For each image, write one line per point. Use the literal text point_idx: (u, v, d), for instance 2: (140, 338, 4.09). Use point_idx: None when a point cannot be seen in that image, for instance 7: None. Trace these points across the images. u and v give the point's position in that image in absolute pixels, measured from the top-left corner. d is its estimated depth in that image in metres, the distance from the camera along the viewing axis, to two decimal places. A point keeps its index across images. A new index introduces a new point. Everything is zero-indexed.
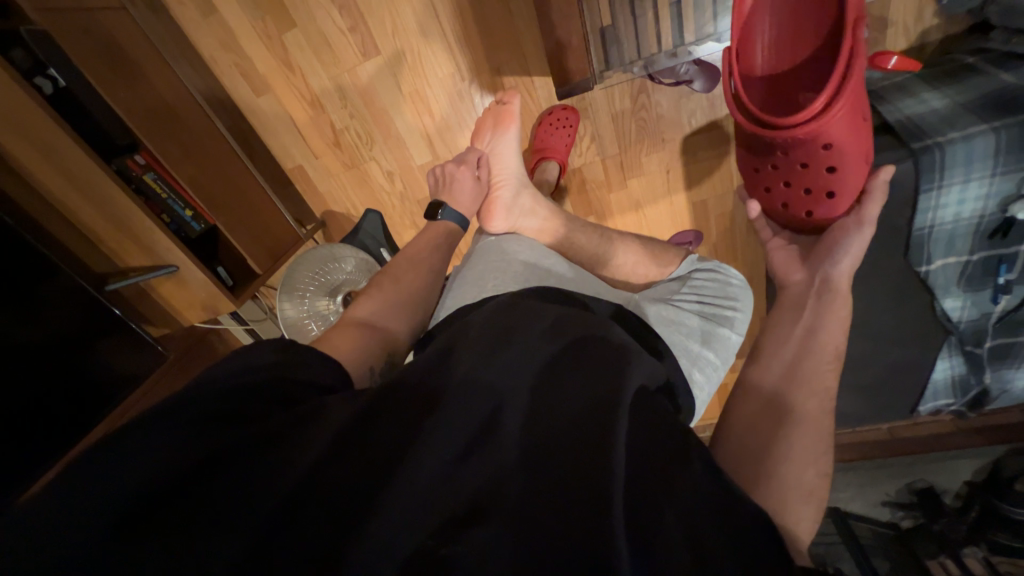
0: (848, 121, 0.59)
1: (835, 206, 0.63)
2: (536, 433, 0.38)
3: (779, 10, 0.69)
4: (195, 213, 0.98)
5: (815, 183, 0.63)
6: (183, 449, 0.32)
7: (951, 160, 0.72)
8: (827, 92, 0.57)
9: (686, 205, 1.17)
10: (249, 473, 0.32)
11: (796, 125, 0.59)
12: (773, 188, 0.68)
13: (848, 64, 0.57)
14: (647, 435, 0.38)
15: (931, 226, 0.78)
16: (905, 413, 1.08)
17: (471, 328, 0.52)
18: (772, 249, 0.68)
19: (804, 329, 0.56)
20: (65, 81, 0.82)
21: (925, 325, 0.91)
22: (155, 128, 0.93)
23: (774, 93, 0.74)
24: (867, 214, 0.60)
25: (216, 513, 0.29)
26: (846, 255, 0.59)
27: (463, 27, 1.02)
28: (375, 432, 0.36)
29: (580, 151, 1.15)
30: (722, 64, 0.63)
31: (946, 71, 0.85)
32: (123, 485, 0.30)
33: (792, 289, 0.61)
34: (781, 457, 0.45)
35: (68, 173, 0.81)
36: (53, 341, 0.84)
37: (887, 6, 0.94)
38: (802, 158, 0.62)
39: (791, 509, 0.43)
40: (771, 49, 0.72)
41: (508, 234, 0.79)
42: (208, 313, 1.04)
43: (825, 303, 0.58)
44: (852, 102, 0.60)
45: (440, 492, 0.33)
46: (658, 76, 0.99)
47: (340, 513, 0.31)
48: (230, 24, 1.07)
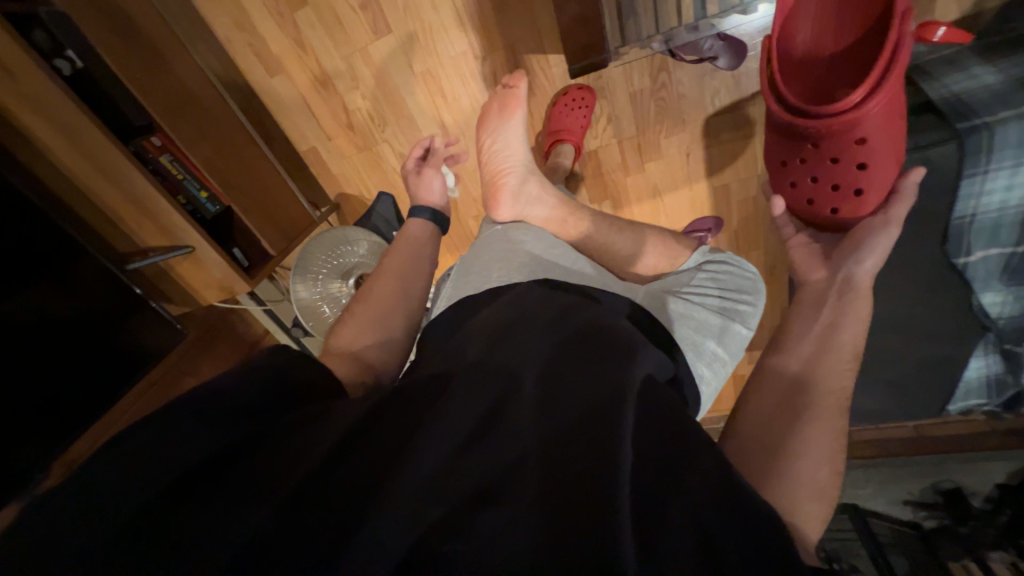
0: (884, 119, 0.57)
1: (862, 204, 0.59)
2: (547, 429, 0.36)
3: None
4: (210, 195, 1.00)
5: (844, 180, 0.59)
6: (195, 444, 0.31)
7: (1002, 142, 0.67)
8: (867, 84, 0.54)
9: (707, 190, 1.12)
10: (262, 470, 0.31)
11: (828, 117, 0.56)
12: (799, 183, 0.63)
13: (891, 56, 0.54)
14: (653, 428, 0.37)
15: (973, 215, 0.73)
16: (933, 412, 1.03)
17: (471, 330, 0.51)
18: (791, 246, 0.63)
19: (824, 324, 0.52)
20: (83, 63, 0.84)
21: (961, 320, 0.85)
22: (171, 110, 0.94)
23: (816, 80, 0.68)
24: (895, 214, 0.56)
25: (230, 499, 0.29)
26: (871, 255, 0.55)
27: (476, 2, 0.99)
28: (384, 430, 0.36)
29: (596, 133, 1.10)
30: (761, 46, 0.59)
31: (1000, 42, 0.77)
32: (137, 470, 0.29)
33: (810, 286, 0.57)
34: (790, 454, 0.43)
35: (86, 153, 0.83)
36: (80, 317, 0.88)
37: None
38: (833, 152, 0.59)
39: (798, 508, 0.41)
40: (811, 34, 0.67)
41: (517, 224, 0.74)
42: (226, 293, 1.07)
43: (847, 302, 0.54)
44: (891, 96, 0.56)
45: (445, 484, 0.32)
46: (679, 51, 0.94)
47: (347, 502, 0.30)
48: (244, 3, 1.06)
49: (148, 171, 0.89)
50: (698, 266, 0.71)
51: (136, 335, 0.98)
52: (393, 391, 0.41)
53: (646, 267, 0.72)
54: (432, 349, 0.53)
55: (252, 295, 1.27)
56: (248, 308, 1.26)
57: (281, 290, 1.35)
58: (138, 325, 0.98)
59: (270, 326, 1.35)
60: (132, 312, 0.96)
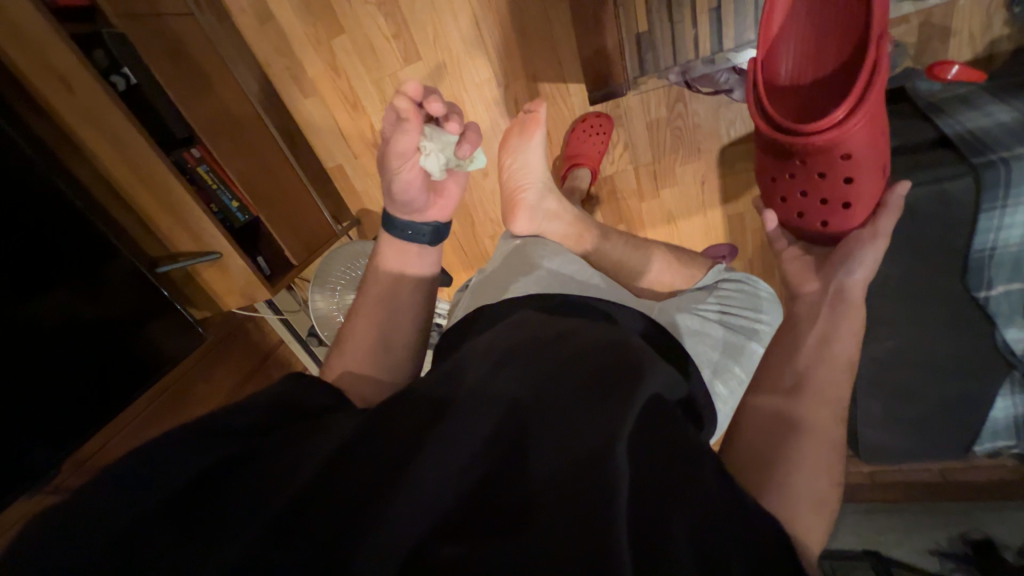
0: (867, 134, 0.59)
1: (850, 217, 0.61)
2: (546, 452, 0.34)
3: (808, 17, 0.66)
4: (241, 205, 1.05)
5: (832, 194, 0.61)
6: (194, 457, 0.33)
7: (1019, 176, 0.67)
8: (847, 102, 0.57)
9: (721, 218, 1.13)
10: (257, 484, 0.32)
11: (813, 135, 0.58)
12: (789, 198, 0.66)
13: (870, 75, 0.57)
14: (654, 443, 0.36)
15: (993, 249, 0.72)
16: (959, 453, 0.99)
17: (478, 342, 0.49)
18: (784, 258, 0.62)
19: (817, 337, 0.52)
20: (136, 79, 0.90)
21: (984, 356, 0.84)
22: (211, 124, 1.00)
23: (805, 99, 0.68)
24: (883, 226, 0.57)
25: (213, 519, 0.30)
26: (860, 266, 0.55)
27: (502, 33, 1.04)
28: (378, 441, 0.35)
29: (613, 159, 1.13)
30: (746, 70, 0.62)
31: (1015, 83, 0.79)
32: (125, 489, 0.30)
33: (804, 299, 0.56)
34: (792, 465, 0.42)
35: (131, 161, 0.88)
36: (108, 319, 0.91)
37: (951, 16, 0.89)
38: (821, 167, 0.61)
39: (798, 517, 0.40)
40: (800, 55, 0.68)
41: (535, 238, 0.75)
42: (245, 300, 1.09)
43: (839, 314, 0.53)
44: (873, 113, 0.59)
45: (442, 492, 0.32)
46: (695, 83, 0.98)
47: (341, 512, 0.30)
48: (285, 29, 1.13)
49: (185, 180, 0.94)
50: (713, 284, 0.72)
51: (157, 341, 0.99)
52: (392, 399, 0.40)
53: (659, 285, 0.73)
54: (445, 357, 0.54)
55: (270, 304, 1.31)
56: (265, 316, 1.29)
57: (298, 300, 1.38)
58: (159, 329, 0.99)
59: (284, 336, 1.37)
60: (155, 315, 0.98)
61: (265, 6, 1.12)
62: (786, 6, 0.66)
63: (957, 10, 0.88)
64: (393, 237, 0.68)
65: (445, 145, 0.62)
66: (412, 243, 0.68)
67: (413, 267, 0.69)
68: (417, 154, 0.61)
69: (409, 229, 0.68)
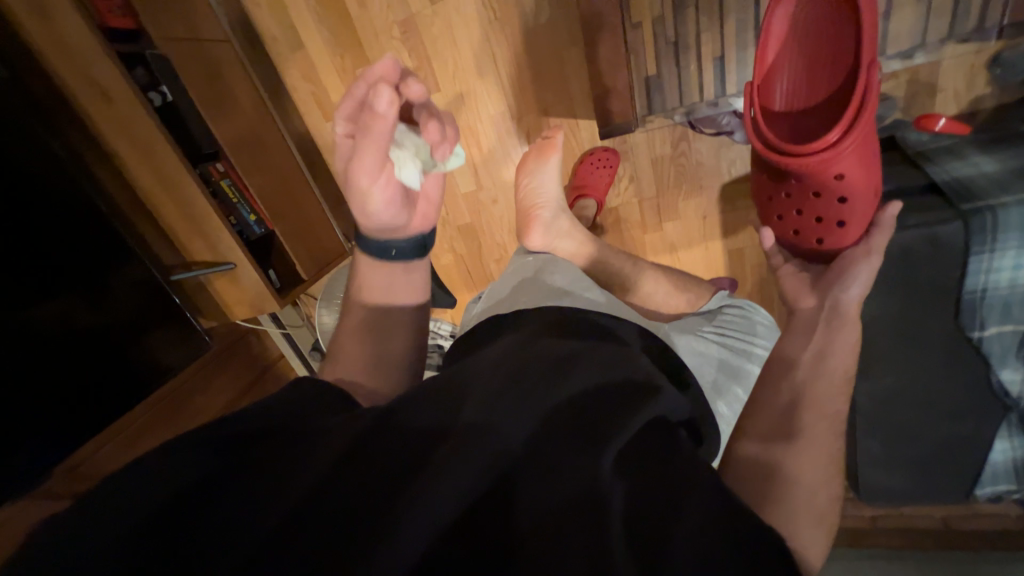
0: (857, 157, 0.64)
1: (845, 234, 0.65)
2: (545, 470, 0.34)
3: (801, 49, 0.71)
4: (258, 218, 1.09)
5: (827, 212, 0.66)
6: (204, 460, 0.35)
7: (1004, 223, 0.71)
8: (840, 126, 0.61)
9: (721, 251, 1.18)
10: (260, 488, 0.33)
11: (810, 155, 0.62)
12: (785, 216, 0.70)
13: (862, 100, 0.60)
14: (652, 466, 0.35)
15: (983, 290, 0.75)
16: (960, 497, 0.99)
17: (494, 349, 0.50)
18: (780, 276, 0.64)
19: (815, 350, 0.52)
20: (172, 96, 0.97)
21: (981, 397, 0.85)
22: (236, 141, 1.04)
23: (799, 122, 0.73)
24: (876, 243, 0.60)
25: (210, 534, 0.30)
26: (855, 282, 0.57)
27: (517, 70, 1.11)
28: (377, 450, 0.35)
29: (619, 191, 1.18)
30: (743, 94, 0.66)
31: (999, 137, 0.84)
32: (142, 488, 0.32)
33: (802, 312, 0.58)
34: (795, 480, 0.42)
35: (158, 172, 0.93)
36: (110, 324, 0.92)
37: (937, 73, 0.95)
38: (815, 187, 0.65)
39: (800, 530, 0.40)
40: (795, 84, 0.72)
41: (546, 254, 0.79)
42: (254, 311, 1.12)
43: (834, 330, 0.54)
44: (863, 137, 0.64)
45: (442, 517, 0.31)
46: (699, 125, 1.03)
47: (339, 533, 0.31)
48: (313, 57, 1.20)
49: (208, 192, 0.97)
50: (717, 309, 0.74)
51: (155, 349, 1.00)
52: (400, 401, 0.40)
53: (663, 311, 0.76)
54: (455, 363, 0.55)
55: (273, 318, 1.32)
56: (268, 329, 1.30)
57: (302, 316, 1.40)
58: (160, 338, 1.01)
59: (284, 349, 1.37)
60: (159, 323, 1.00)
61: (296, 35, 1.19)
62: (779, 40, 0.71)
63: (942, 69, 0.94)
64: (372, 258, 0.61)
65: (416, 147, 0.56)
66: (396, 263, 0.62)
67: (391, 296, 0.64)
68: (389, 167, 0.54)
69: (392, 249, 0.62)
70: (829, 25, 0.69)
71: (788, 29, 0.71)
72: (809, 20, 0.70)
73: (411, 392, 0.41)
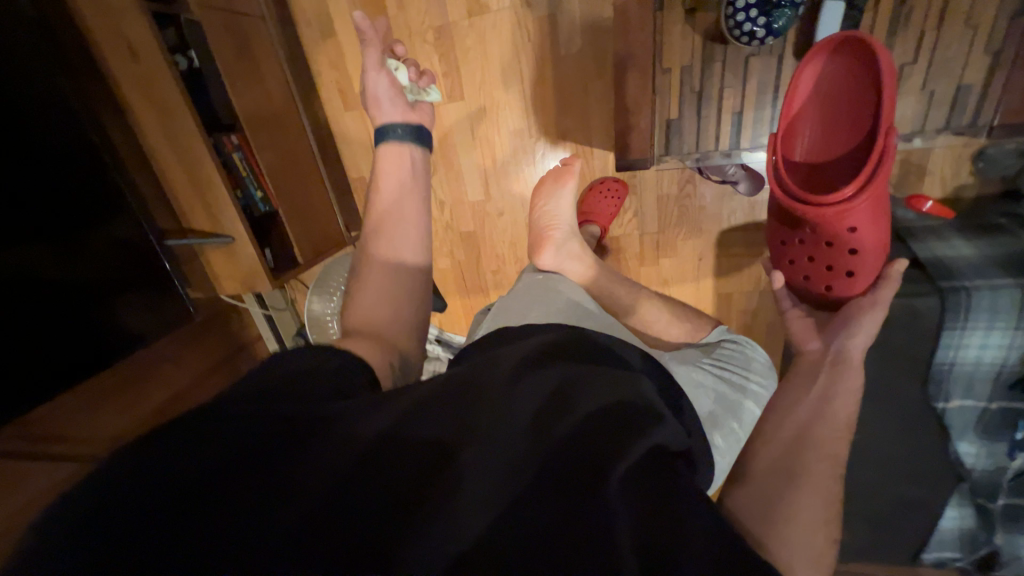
0: (869, 213, 0.67)
1: (852, 284, 0.70)
2: (549, 490, 0.36)
3: (820, 110, 0.76)
4: (264, 196, 1.08)
5: (838, 262, 0.69)
6: (224, 450, 0.36)
7: (976, 305, 0.76)
8: (858, 182, 0.63)
9: (711, 293, 1.22)
10: (279, 483, 0.35)
11: (826, 207, 0.65)
12: (797, 261, 0.74)
13: (879, 161, 0.63)
14: (654, 491, 0.36)
15: (952, 363, 0.80)
16: (907, 558, 1.03)
17: (506, 358, 0.51)
18: (788, 318, 0.70)
19: (819, 394, 0.57)
20: (198, 63, 0.99)
21: (938, 465, 0.90)
22: (256, 117, 1.04)
23: (815, 175, 0.78)
24: (881, 296, 0.65)
25: (234, 526, 0.32)
26: (859, 333, 0.63)
27: (542, 92, 1.14)
28: (390, 457, 0.37)
29: (622, 223, 1.21)
30: (767, 142, 0.69)
31: (978, 225, 0.90)
32: (169, 477, 0.35)
33: (807, 356, 0.64)
34: (787, 519, 0.45)
35: (173, 136, 0.92)
36: (86, 282, 0.88)
37: (927, 158, 1.03)
38: (828, 237, 0.69)
39: (794, 564, 0.42)
40: (812, 140, 0.77)
41: (554, 275, 0.81)
42: (244, 288, 1.10)
43: (837, 375, 0.59)
44: (877, 195, 0.67)
45: (455, 533, 0.33)
46: (706, 171, 1.08)
47: (356, 536, 0.32)
48: (344, 48, 1.21)
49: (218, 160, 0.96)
50: (716, 342, 0.76)
51: (126, 315, 0.95)
52: (412, 405, 0.41)
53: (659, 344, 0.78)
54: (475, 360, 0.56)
55: (258, 297, 1.29)
56: (250, 309, 1.27)
57: (287, 300, 1.37)
58: (130, 303, 0.96)
59: (263, 331, 1.34)
60: (132, 288, 0.96)
61: (330, 24, 1.19)
62: (802, 99, 0.75)
63: (932, 155, 1.02)
64: (387, 150, 0.78)
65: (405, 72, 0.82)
66: (403, 146, 0.79)
67: (410, 256, 0.75)
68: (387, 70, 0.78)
69: (395, 134, 0.79)
70: (850, 88, 0.74)
71: (810, 88, 0.75)
72: (831, 83, 0.75)
73: (422, 397, 0.43)
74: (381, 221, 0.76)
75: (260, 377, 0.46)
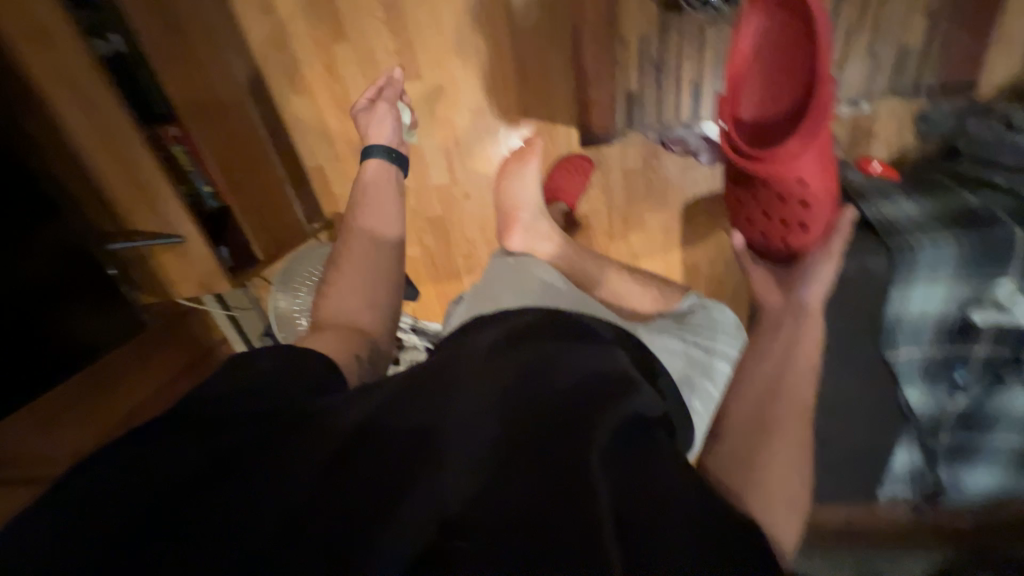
0: (815, 164, 0.71)
1: (806, 235, 0.73)
2: (529, 459, 0.36)
3: (762, 71, 0.78)
4: (213, 191, 1.06)
5: (791, 215, 0.73)
6: (208, 462, 0.37)
7: (920, 260, 0.80)
8: (799, 136, 0.68)
9: (679, 264, 1.25)
10: (263, 484, 0.35)
11: (773, 162, 0.69)
12: (753, 219, 0.77)
13: (818, 114, 0.68)
14: (631, 456, 0.37)
15: (900, 316, 0.85)
16: (865, 497, 1.12)
17: (480, 343, 0.52)
18: (750, 276, 0.71)
19: (783, 342, 0.58)
20: (123, 48, 0.91)
21: (890, 411, 0.97)
22: (197, 106, 0.98)
23: (763, 136, 0.79)
24: (832, 247, 0.67)
25: (230, 514, 0.34)
26: (816, 282, 0.65)
27: (502, 68, 1.11)
28: (369, 445, 0.37)
29: (589, 198, 1.21)
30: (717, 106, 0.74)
31: (921, 183, 0.95)
32: (155, 494, 0.35)
33: (769, 310, 0.65)
34: (759, 468, 0.47)
35: (102, 127, 0.84)
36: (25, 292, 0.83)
37: (874, 122, 1.07)
38: (780, 192, 0.72)
39: (770, 514, 0.44)
40: (757, 100, 0.79)
41: (527, 257, 0.81)
42: (202, 290, 1.03)
43: (799, 324, 0.61)
44: (821, 148, 0.71)
45: (442, 507, 0.34)
46: (670, 143, 1.09)
47: (345, 514, 0.33)
48: (288, 26, 1.13)
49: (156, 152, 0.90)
50: (688, 309, 0.78)
51: (80, 323, 0.91)
52: (388, 396, 0.42)
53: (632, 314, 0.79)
54: (447, 352, 0.55)
55: (218, 297, 1.23)
56: (211, 310, 1.21)
57: (250, 298, 1.31)
58: (85, 310, 0.92)
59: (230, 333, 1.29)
60: (80, 294, 0.91)
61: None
62: (746, 57, 0.77)
63: (879, 118, 1.07)
64: (378, 159, 0.79)
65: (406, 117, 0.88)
66: (393, 163, 0.80)
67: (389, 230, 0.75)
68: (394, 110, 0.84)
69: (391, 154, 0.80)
70: (790, 41, 0.75)
71: (753, 46, 0.77)
72: (772, 38, 0.76)
73: (398, 386, 0.43)
74: (364, 196, 0.76)
75: (237, 370, 0.46)
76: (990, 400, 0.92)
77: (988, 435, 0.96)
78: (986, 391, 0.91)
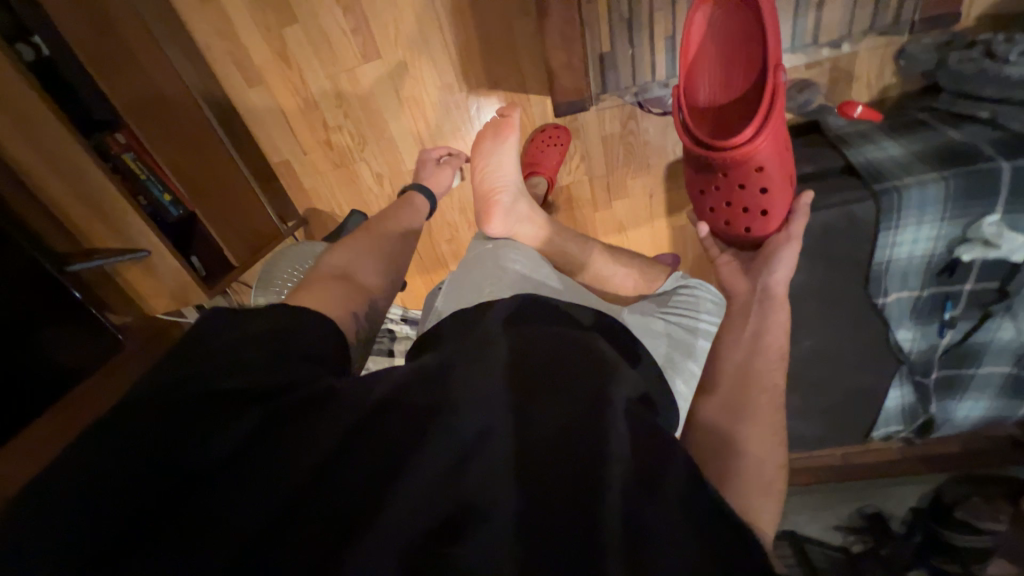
0: (774, 148, 0.69)
1: (768, 222, 0.71)
2: (529, 448, 0.36)
3: (719, 50, 0.75)
4: (174, 198, 0.99)
5: (751, 203, 0.71)
6: (179, 440, 0.33)
7: (907, 203, 0.79)
8: (755, 123, 0.66)
9: (666, 229, 1.23)
10: (249, 476, 0.33)
11: (730, 150, 0.67)
12: (716, 209, 0.75)
13: (772, 99, 0.66)
14: (639, 434, 0.37)
15: (889, 261, 0.85)
16: (860, 438, 1.16)
17: (478, 333, 0.50)
18: (719, 264, 0.69)
19: (752, 331, 0.59)
20: (48, 50, 0.84)
21: (881, 354, 0.98)
22: (143, 112, 0.93)
23: (722, 120, 0.77)
24: (794, 230, 0.66)
25: (204, 520, 0.30)
26: (781, 267, 0.64)
27: (465, 38, 1.04)
28: (367, 439, 0.36)
29: (570, 169, 1.18)
30: (671, 96, 0.71)
31: (902, 123, 0.94)
32: (115, 478, 0.31)
33: (738, 296, 0.63)
34: (736, 451, 0.48)
35: (45, 150, 0.80)
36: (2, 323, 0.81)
37: (854, 62, 1.03)
38: (740, 180, 0.70)
39: (749, 504, 0.45)
40: (714, 83, 0.76)
41: (506, 241, 0.78)
42: (177, 303, 1.02)
43: (766, 310, 0.61)
44: (777, 131, 0.69)
45: (445, 496, 0.34)
46: (647, 105, 1.05)
47: (337, 510, 0.32)
48: (229, 12, 1.05)
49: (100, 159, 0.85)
50: (673, 289, 0.78)
51: (53, 350, 0.88)
52: (388, 387, 0.40)
53: (616, 296, 0.80)
54: (453, 332, 0.56)
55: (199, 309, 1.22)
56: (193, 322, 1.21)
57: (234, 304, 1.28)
58: (55, 337, 0.88)
59: None
60: (51, 321, 0.87)
61: None
62: (698, 37, 0.74)
63: (859, 59, 1.03)
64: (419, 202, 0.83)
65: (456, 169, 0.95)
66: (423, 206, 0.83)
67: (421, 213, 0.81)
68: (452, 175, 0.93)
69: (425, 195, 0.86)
70: (738, 23, 0.73)
71: (706, 26, 0.74)
72: (720, 23, 0.74)
73: (396, 375, 0.42)
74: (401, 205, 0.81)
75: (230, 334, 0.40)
76: (978, 334, 0.93)
77: (976, 368, 0.98)
78: (973, 327, 0.92)
